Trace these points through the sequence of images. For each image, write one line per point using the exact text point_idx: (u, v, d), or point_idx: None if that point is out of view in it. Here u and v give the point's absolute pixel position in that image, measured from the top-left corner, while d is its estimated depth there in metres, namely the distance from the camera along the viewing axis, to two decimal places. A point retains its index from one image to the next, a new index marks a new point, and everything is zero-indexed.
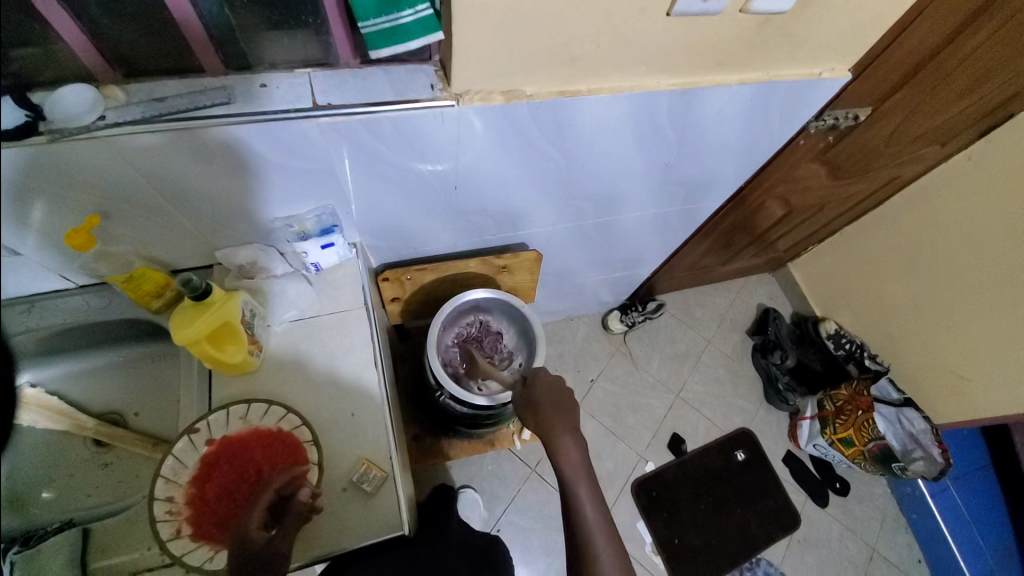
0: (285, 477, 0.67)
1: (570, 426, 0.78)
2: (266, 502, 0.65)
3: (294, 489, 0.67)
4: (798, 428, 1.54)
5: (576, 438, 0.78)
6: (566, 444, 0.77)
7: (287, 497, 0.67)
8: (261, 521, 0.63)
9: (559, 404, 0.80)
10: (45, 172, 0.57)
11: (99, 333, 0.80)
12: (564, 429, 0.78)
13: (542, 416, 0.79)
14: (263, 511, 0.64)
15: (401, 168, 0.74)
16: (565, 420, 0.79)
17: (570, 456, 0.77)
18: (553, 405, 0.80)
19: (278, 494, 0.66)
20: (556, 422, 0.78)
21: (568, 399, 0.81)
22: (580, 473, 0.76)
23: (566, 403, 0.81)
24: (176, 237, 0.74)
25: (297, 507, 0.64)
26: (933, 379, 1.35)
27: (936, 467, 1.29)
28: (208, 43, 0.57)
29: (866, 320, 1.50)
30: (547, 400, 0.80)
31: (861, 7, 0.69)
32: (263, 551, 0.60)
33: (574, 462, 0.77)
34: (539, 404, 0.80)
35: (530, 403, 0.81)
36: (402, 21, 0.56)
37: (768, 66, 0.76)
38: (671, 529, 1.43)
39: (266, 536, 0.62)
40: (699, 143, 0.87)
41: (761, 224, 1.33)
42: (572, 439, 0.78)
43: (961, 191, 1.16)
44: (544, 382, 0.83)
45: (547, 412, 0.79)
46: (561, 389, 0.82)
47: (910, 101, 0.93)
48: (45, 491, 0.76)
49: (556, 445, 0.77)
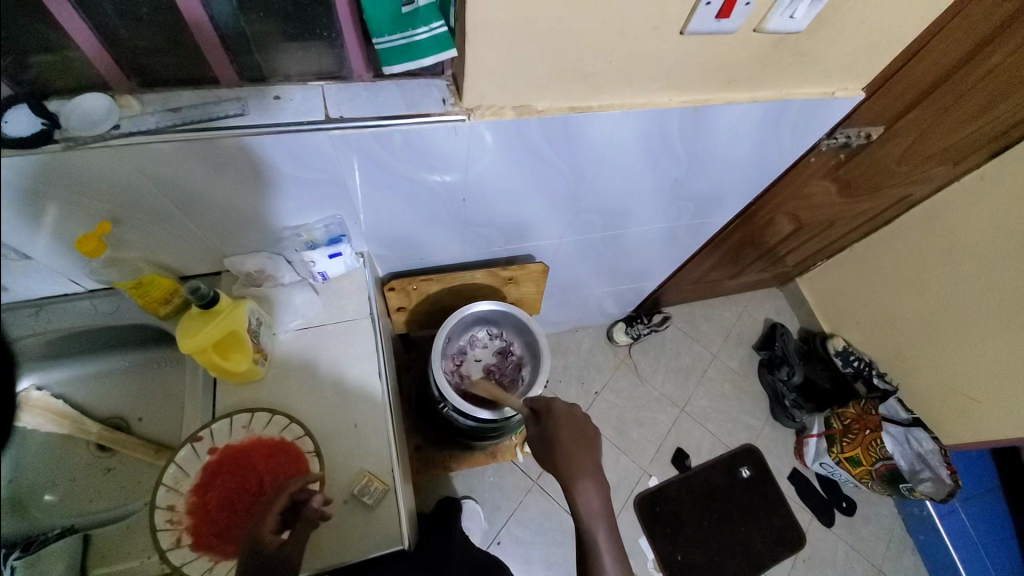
0: (300, 481, 0.66)
1: (590, 465, 0.76)
2: (281, 505, 0.63)
3: (307, 494, 0.65)
4: (804, 446, 1.52)
5: (595, 477, 0.76)
6: (584, 484, 0.74)
7: (300, 501, 0.65)
8: (275, 524, 0.62)
9: (580, 438, 0.78)
10: (58, 178, 0.57)
11: (105, 337, 0.80)
12: (584, 467, 0.75)
13: (562, 451, 0.77)
14: (277, 514, 0.63)
15: (411, 180, 0.74)
16: (586, 456, 0.77)
17: (589, 497, 0.74)
18: (573, 438, 0.78)
19: (292, 497, 0.65)
20: (575, 456, 0.76)
21: (589, 434, 0.79)
22: (597, 513, 0.73)
23: (588, 438, 0.79)
24: (185, 244, 0.75)
25: (310, 514, 0.63)
26: (941, 401, 1.33)
27: (943, 489, 1.27)
28: (223, 56, 0.57)
29: (875, 338, 1.48)
30: (566, 434, 0.79)
31: (876, 27, 0.69)
32: (274, 560, 0.59)
33: (591, 500, 0.74)
34: (558, 437, 0.78)
35: (547, 437, 0.80)
36: (416, 37, 0.56)
37: (781, 84, 0.76)
38: (674, 545, 1.41)
39: (277, 542, 0.61)
40: (709, 158, 0.87)
41: (770, 239, 1.32)
42: (585, 474, 0.75)
43: (974, 211, 1.14)
44: (564, 415, 0.81)
45: (565, 445, 0.77)
46: (583, 422, 0.81)
47: (923, 121, 0.92)
48: (48, 494, 0.76)
49: (575, 483, 0.74)
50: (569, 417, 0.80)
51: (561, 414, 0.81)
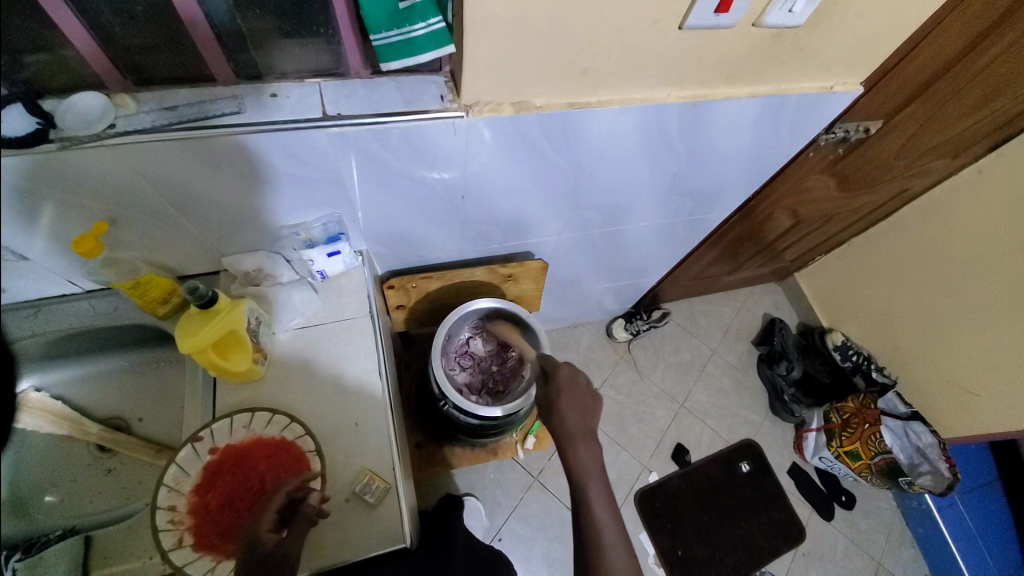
0: (297, 479, 0.66)
1: (587, 429, 0.76)
2: (279, 503, 0.64)
3: (305, 493, 0.66)
4: (804, 440, 1.53)
5: (590, 440, 0.76)
6: (579, 447, 0.75)
7: (298, 499, 0.66)
8: (273, 522, 0.62)
9: (579, 403, 0.77)
10: (53, 178, 0.57)
11: (103, 338, 0.80)
12: (579, 431, 0.75)
13: (559, 416, 0.77)
14: (275, 512, 0.63)
15: (409, 177, 0.74)
16: (582, 421, 0.76)
17: (584, 458, 0.75)
18: (572, 404, 0.77)
19: (289, 496, 0.65)
20: (572, 423, 0.76)
21: (589, 399, 0.78)
22: (591, 475, 0.75)
23: (587, 403, 0.78)
24: (183, 244, 0.74)
25: (308, 511, 0.63)
26: (939, 394, 1.33)
27: (943, 482, 1.28)
28: (220, 54, 0.57)
29: (873, 333, 1.48)
30: (567, 400, 0.78)
31: (875, 20, 0.68)
32: (273, 556, 0.59)
33: (586, 462, 0.75)
34: (558, 402, 0.77)
35: (546, 400, 0.79)
36: (414, 34, 0.56)
37: (780, 79, 0.76)
38: (674, 540, 1.42)
39: (277, 539, 0.61)
40: (708, 154, 0.87)
41: (769, 234, 1.33)
42: (583, 441, 0.76)
43: (972, 204, 1.14)
44: (566, 378, 0.80)
45: (565, 409, 0.77)
46: (584, 389, 0.79)
47: (920, 115, 0.92)
48: (48, 495, 0.77)
49: (569, 446, 0.75)
50: (570, 382, 0.79)
51: (562, 379, 0.80)
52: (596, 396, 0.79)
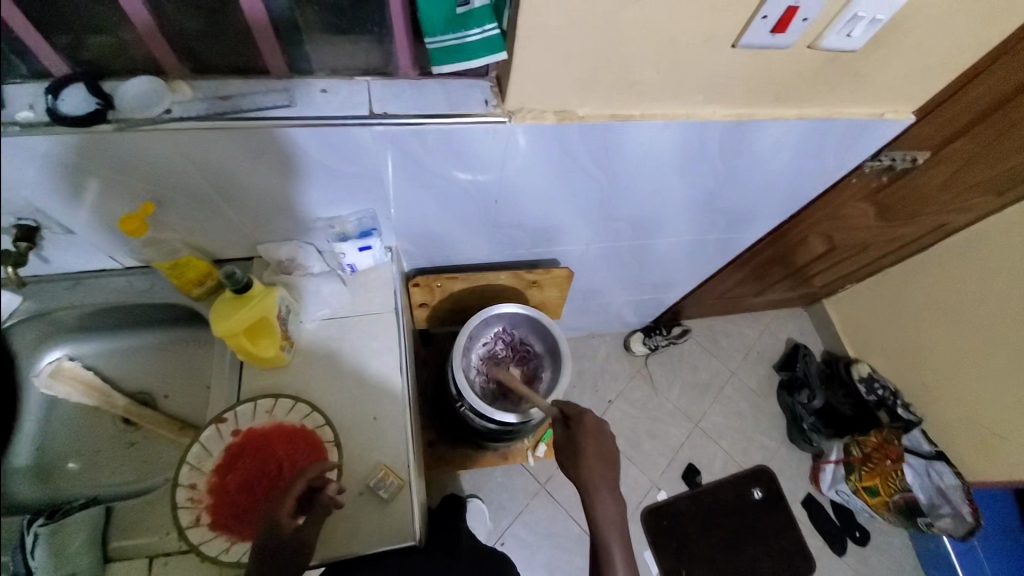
0: (318, 468, 0.65)
1: (609, 478, 0.78)
2: (299, 490, 0.63)
3: (323, 482, 0.65)
4: (821, 472, 1.49)
5: (612, 491, 0.78)
6: (602, 495, 0.77)
7: (317, 487, 0.65)
8: (292, 508, 0.62)
9: (600, 452, 0.79)
10: (104, 156, 0.59)
11: (136, 313, 0.82)
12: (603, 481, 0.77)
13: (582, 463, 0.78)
14: (295, 499, 0.63)
15: (443, 178, 0.74)
16: (603, 470, 0.78)
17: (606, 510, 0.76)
18: (596, 452, 0.78)
19: (309, 484, 0.64)
20: (595, 472, 0.77)
21: (610, 449, 0.80)
22: (613, 524, 0.76)
23: (608, 453, 0.79)
24: (222, 228, 0.76)
25: (327, 501, 0.63)
26: (962, 434, 1.29)
27: (962, 527, 1.23)
28: (275, 46, 0.58)
29: (901, 366, 1.44)
30: (590, 447, 0.79)
31: (934, 49, 0.67)
32: (291, 544, 0.60)
33: (606, 511, 0.76)
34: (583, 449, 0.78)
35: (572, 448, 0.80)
36: (468, 38, 0.56)
37: (829, 102, 0.74)
38: (678, 562, 1.39)
39: (293, 525, 0.61)
40: (748, 173, 0.85)
41: (800, 258, 1.29)
42: (607, 493, 0.77)
43: (1012, 244, 1.10)
44: (592, 426, 0.80)
45: (589, 459, 0.78)
46: (608, 438, 0.80)
47: (970, 150, 0.89)
48: (71, 462, 0.79)
49: (592, 495, 0.77)
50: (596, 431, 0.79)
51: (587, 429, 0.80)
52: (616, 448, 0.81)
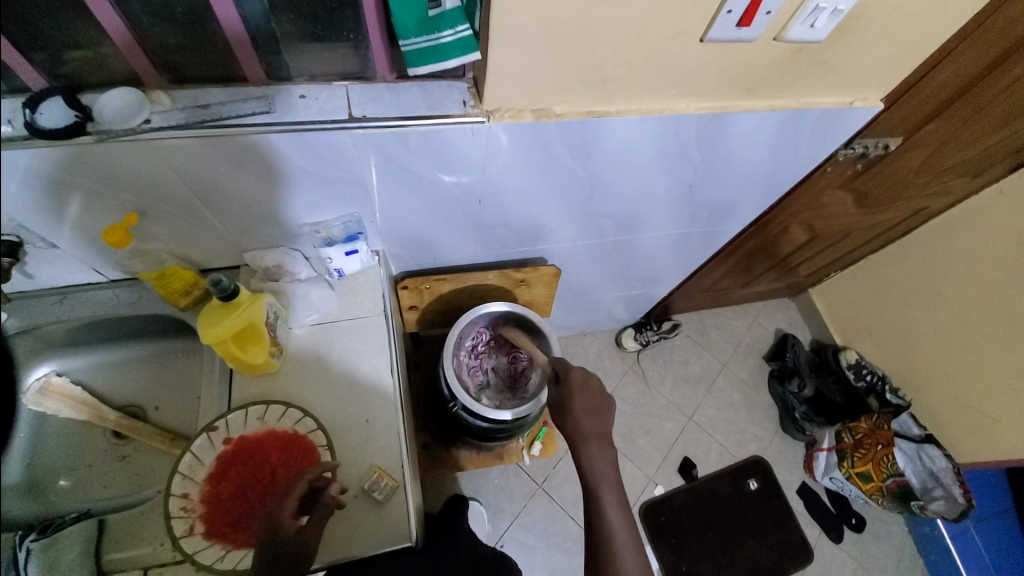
0: (317, 469, 0.66)
1: (601, 433, 0.75)
2: (300, 491, 0.64)
3: (324, 482, 0.66)
4: (814, 460, 1.50)
5: (606, 444, 0.75)
6: (592, 450, 0.74)
7: (317, 488, 0.66)
8: (293, 509, 0.62)
9: (589, 407, 0.76)
10: (86, 169, 0.59)
11: (125, 326, 0.82)
12: (595, 434, 0.74)
13: (571, 416, 0.76)
14: (296, 500, 0.63)
15: (425, 179, 0.75)
16: (594, 425, 0.75)
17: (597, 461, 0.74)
18: (583, 407, 0.76)
19: (310, 485, 0.65)
20: (584, 425, 0.75)
21: (602, 402, 0.77)
22: (606, 480, 0.73)
23: (601, 408, 0.77)
24: (207, 238, 0.76)
25: (329, 501, 0.64)
26: (953, 416, 1.31)
27: (956, 509, 1.27)
28: (252, 55, 0.59)
29: (887, 351, 1.46)
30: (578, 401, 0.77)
31: (896, 37, 0.69)
32: (293, 544, 0.59)
33: (601, 466, 0.74)
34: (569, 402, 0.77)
35: (560, 402, 0.79)
36: (442, 40, 0.57)
37: (799, 93, 0.76)
38: (678, 556, 1.40)
39: (296, 525, 0.61)
40: (726, 165, 0.87)
41: (783, 248, 1.32)
42: (598, 446, 0.74)
43: (992, 226, 1.13)
44: (579, 381, 0.79)
45: (577, 412, 0.76)
46: (596, 390, 0.78)
47: (944, 131, 0.91)
48: (62, 479, 0.79)
49: (583, 448, 0.74)
50: (582, 383, 0.78)
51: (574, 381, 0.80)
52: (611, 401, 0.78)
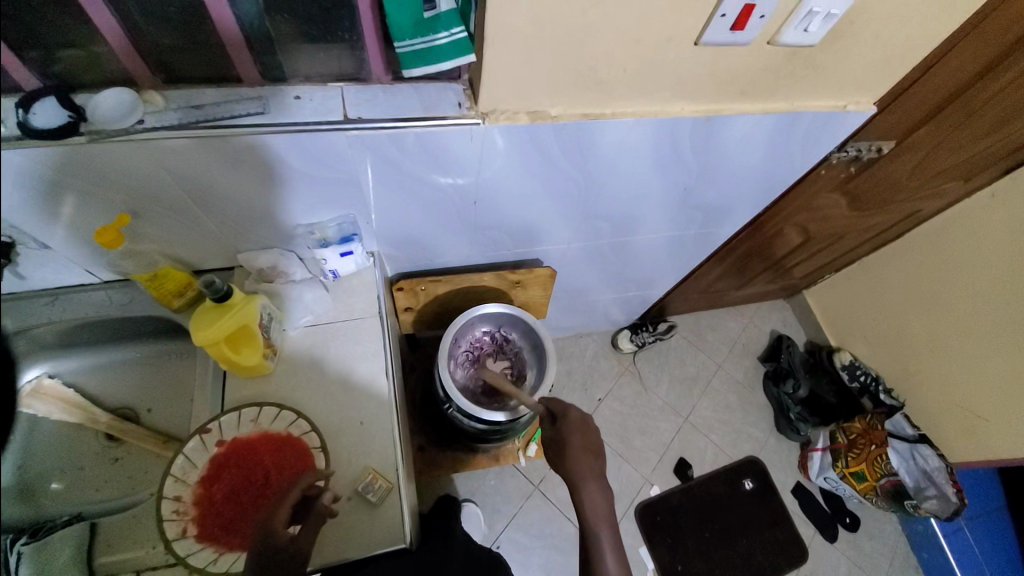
0: (312, 476, 0.66)
1: (598, 472, 0.76)
2: (294, 499, 0.64)
3: (317, 491, 0.66)
4: (808, 460, 1.51)
5: (600, 482, 0.76)
6: (589, 488, 0.75)
7: (311, 497, 0.66)
8: (287, 517, 0.62)
9: (588, 446, 0.78)
10: (78, 169, 0.59)
11: (116, 328, 0.81)
12: (591, 473, 0.76)
13: (568, 455, 0.77)
14: (290, 508, 0.63)
15: (420, 181, 0.75)
16: (592, 464, 0.76)
17: (594, 500, 0.74)
18: (581, 445, 0.78)
19: (303, 493, 0.65)
20: (582, 464, 0.76)
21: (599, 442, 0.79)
22: (602, 519, 0.73)
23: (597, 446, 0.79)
24: (202, 239, 0.76)
25: (323, 510, 0.64)
26: (946, 417, 1.32)
27: (949, 507, 1.26)
28: (246, 54, 0.59)
29: (881, 352, 1.47)
30: (576, 440, 0.78)
31: (890, 42, 0.69)
32: (286, 551, 0.58)
33: (597, 505, 0.74)
34: (568, 442, 0.78)
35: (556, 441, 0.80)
36: (436, 42, 0.57)
37: (792, 96, 0.76)
38: (674, 556, 1.40)
39: (289, 534, 0.61)
40: (720, 167, 0.87)
41: (777, 250, 1.32)
42: (593, 481, 0.75)
43: (984, 229, 1.14)
44: (576, 421, 0.81)
45: (573, 451, 0.78)
46: (594, 431, 0.79)
47: (937, 135, 0.92)
48: (54, 482, 0.78)
49: (580, 486, 0.75)
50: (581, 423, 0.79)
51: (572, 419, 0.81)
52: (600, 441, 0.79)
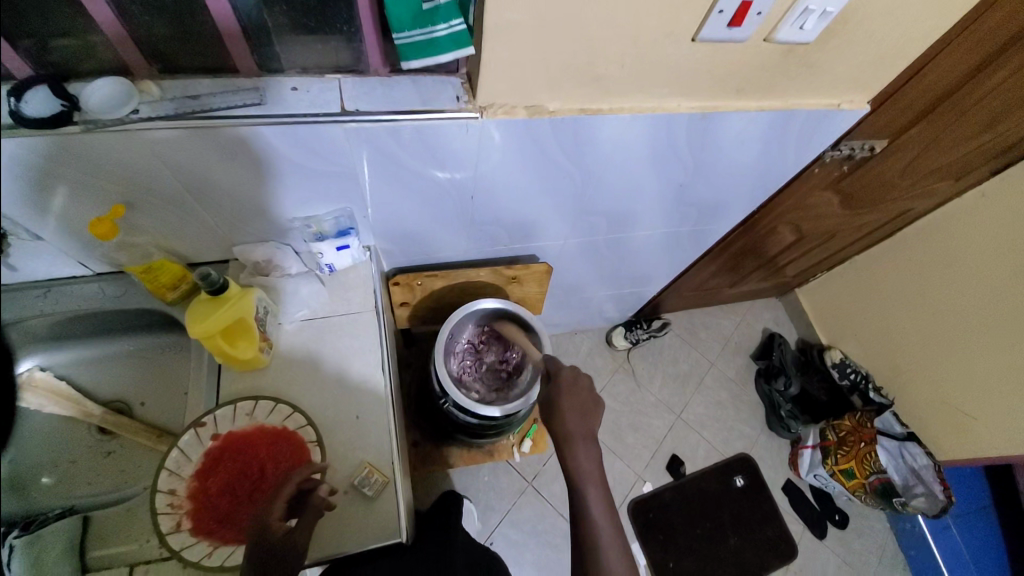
0: (306, 470, 0.66)
1: (587, 433, 0.81)
2: (288, 494, 0.64)
3: (313, 484, 0.66)
4: (799, 457, 1.53)
5: (589, 443, 0.80)
6: (578, 446, 0.80)
7: (306, 489, 0.66)
8: (282, 512, 0.63)
9: (580, 406, 0.82)
10: (73, 159, 0.58)
11: (109, 321, 0.80)
12: (580, 434, 0.80)
13: (560, 414, 0.82)
14: (284, 502, 0.63)
15: (418, 175, 0.75)
16: (582, 424, 0.81)
17: (582, 458, 0.79)
18: (573, 407, 0.82)
19: (298, 486, 0.65)
20: (572, 424, 0.81)
21: (590, 401, 0.83)
22: (590, 475, 0.78)
23: (588, 406, 0.83)
24: (196, 231, 0.75)
25: (319, 503, 0.63)
26: (936, 414, 1.34)
27: (937, 504, 1.30)
28: (243, 44, 0.58)
29: (871, 350, 1.49)
30: (566, 400, 0.83)
31: (882, 42, 0.70)
32: (283, 546, 0.60)
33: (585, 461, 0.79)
34: (558, 402, 0.82)
35: (548, 401, 0.84)
36: (436, 34, 0.57)
37: (787, 95, 0.77)
38: (666, 552, 1.42)
39: (285, 527, 0.61)
40: (715, 165, 0.88)
41: (771, 248, 1.33)
42: (583, 440, 0.80)
43: (975, 228, 1.15)
44: (568, 380, 0.84)
45: (565, 411, 0.82)
46: (585, 390, 0.84)
47: (927, 135, 0.93)
48: (45, 476, 0.77)
49: (569, 444, 0.80)
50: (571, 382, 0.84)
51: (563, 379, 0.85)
52: (596, 397, 0.84)
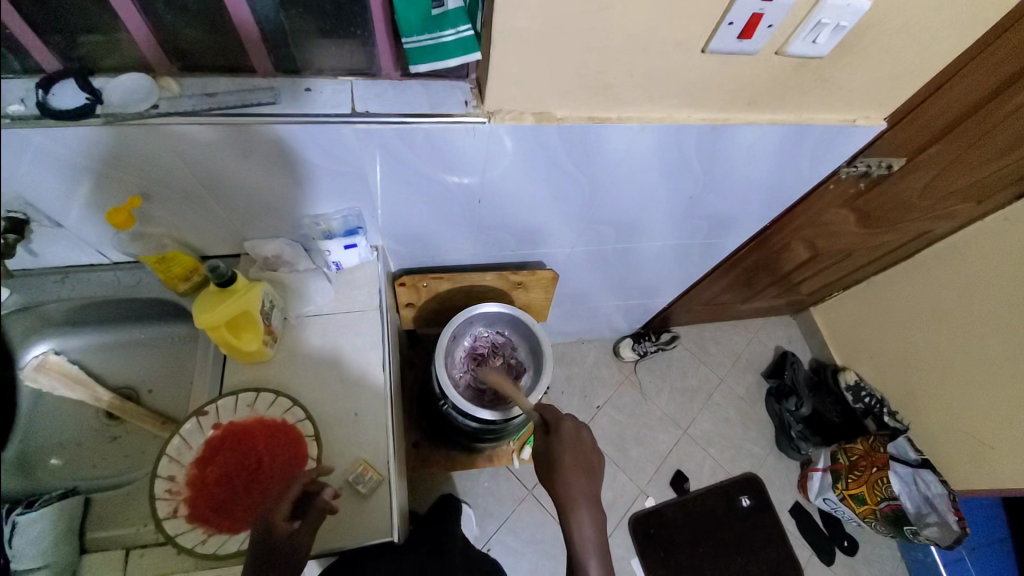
0: (312, 472, 0.66)
1: (590, 496, 0.77)
2: (294, 495, 0.64)
3: (318, 486, 0.66)
4: (809, 480, 1.48)
5: (592, 505, 0.77)
6: (580, 510, 0.76)
7: (312, 493, 0.66)
8: (287, 512, 0.63)
9: (581, 465, 0.79)
10: (94, 150, 0.60)
11: (122, 309, 0.83)
12: (583, 495, 0.76)
13: (561, 469, 0.78)
14: (291, 504, 0.64)
15: (429, 179, 0.76)
16: (585, 485, 0.77)
17: (583, 523, 0.75)
18: (574, 463, 0.78)
19: (305, 488, 0.66)
20: (574, 485, 0.77)
21: (591, 458, 0.80)
22: (592, 546, 0.74)
23: (588, 465, 0.79)
24: (210, 226, 0.78)
25: (323, 505, 0.64)
26: (954, 444, 1.29)
27: (950, 535, 1.24)
28: (262, 47, 0.60)
29: (886, 374, 1.45)
30: (568, 455, 0.79)
31: (898, 58, 0.69)
32: (286, 545, 0.60)
33: (587, 529, 0.75)
34: (562, 457, 0.79)
35: (549, 457, 0.80)
36: (443, 39, 0.59)
37: (800, 108, 0.76)
38: (666, 570, 1.39)
39: (288, 529, 0.61)
40: (726, 179, 0.87)
41: (785, 264, 1.31)
42: (586, 504, 0.76)
43: (997, 252, 1.12)
44: (569, 434, 0.81)
45: (567, 468, 0.78)
46: (587, 448, 0.81)
47: (947, 154, 0.91)
48: (54, 458, 0.79)
49: (571, 509, 0.75)
50: (574, 437, 0.80)
51: (564, 434, 0.81)
52: (597, 455, 0.81)
